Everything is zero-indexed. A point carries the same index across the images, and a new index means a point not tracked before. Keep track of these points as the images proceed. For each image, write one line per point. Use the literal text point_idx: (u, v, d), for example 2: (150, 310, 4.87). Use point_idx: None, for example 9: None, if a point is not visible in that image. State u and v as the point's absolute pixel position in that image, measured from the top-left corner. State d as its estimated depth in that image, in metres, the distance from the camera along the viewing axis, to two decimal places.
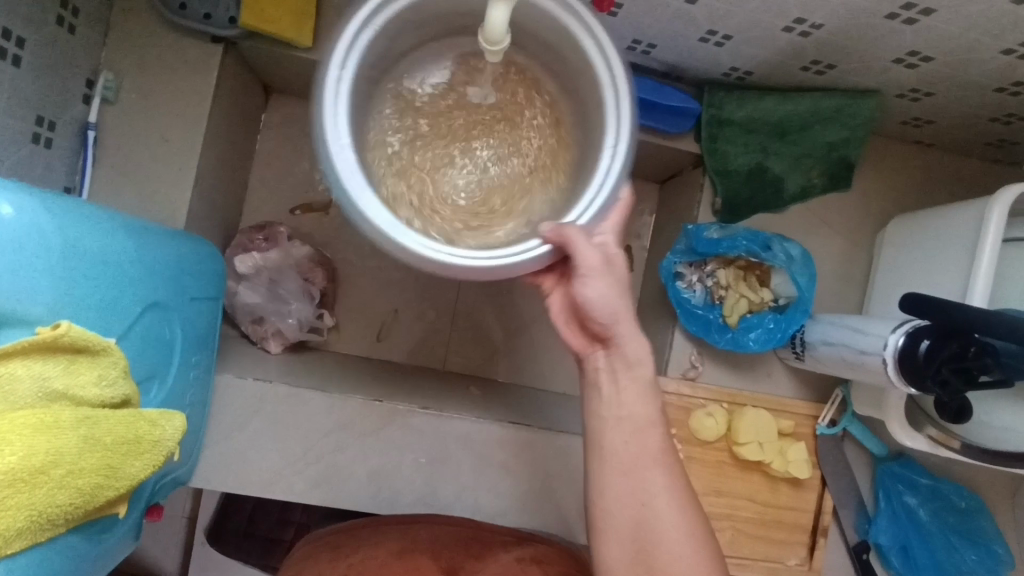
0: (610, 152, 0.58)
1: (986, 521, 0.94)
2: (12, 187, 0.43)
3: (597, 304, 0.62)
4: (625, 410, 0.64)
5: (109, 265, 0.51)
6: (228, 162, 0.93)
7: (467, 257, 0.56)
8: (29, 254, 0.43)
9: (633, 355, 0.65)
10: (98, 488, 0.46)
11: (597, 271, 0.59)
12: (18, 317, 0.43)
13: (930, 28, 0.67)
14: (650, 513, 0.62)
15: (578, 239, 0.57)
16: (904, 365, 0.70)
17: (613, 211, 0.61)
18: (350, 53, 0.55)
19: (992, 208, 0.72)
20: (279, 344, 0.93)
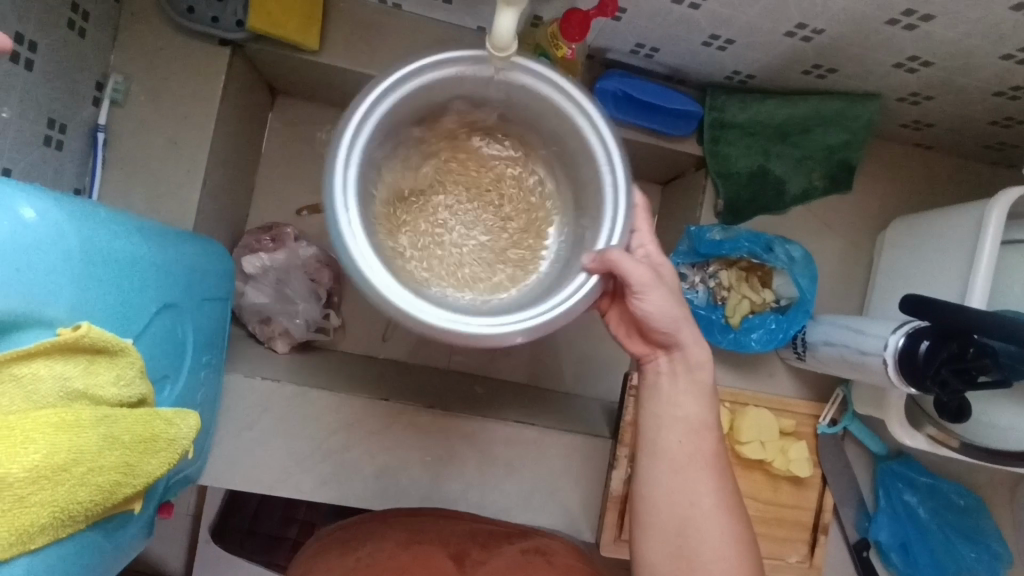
0: (611, 186, 0.61)
1: (984, 519, 0.95)
2: (32, 191, 0.44)
3: (655, 316, 0.64)
4: (681, 411, 0.66)
5: (124, 267, 0.52)
6: (235, 163, 0.94)
7: (503, 327, 0.57)
8: (48, 255, 0.44)
9: (694, 358, 0.66)
10: (117, 485, 0.47)
11: (652, 286, 0.61)
12: (38, 318, 0.44)
13: (930, 34, 0.68)
14: (697, 512, 0.64)
15: (622, 260, 0.59)
16: (904, 365, 0.71)
17: (642, 218, 0.65)
18: (350, 146, 0.56)
19: (990, 210, 0.73)
20: (286, 344, 0.94)
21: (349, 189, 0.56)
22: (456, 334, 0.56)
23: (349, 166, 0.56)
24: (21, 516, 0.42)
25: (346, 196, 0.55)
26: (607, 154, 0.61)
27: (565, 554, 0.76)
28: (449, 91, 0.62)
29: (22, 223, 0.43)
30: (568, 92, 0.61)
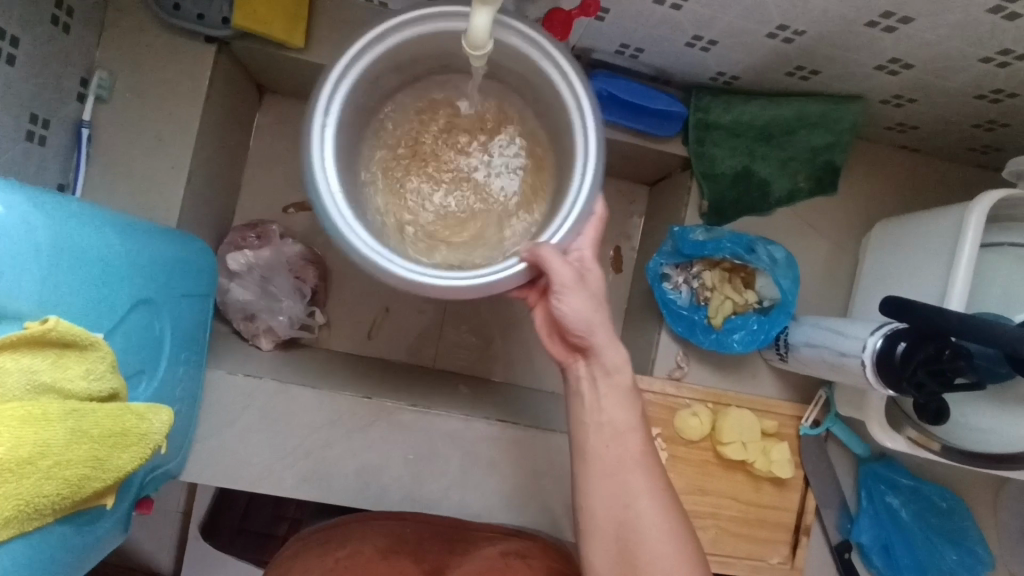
0: (582, 171, 0.60)
1: (966, 522, 0.95)
2: (1, 183, 0.44)
3: (572, 318, 0.63)
4: (604, 417, 0.65)
5: (96, 262, 0.52)
6: (221, 161, 0.94)
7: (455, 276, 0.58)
8: (17, 249, 0.44)
9: (612, 363, 0.65)
10: (84, 479, 0.48)
11: (573, 288, 0.60)
12: (5, 311, 0.44)
13: (910, 36, 0.68)
14: (634, 514, 0.63)
15: (552, 258, 0.58)
16: (882, 367, 0.71)
17: (590, 225, 0.63)
18: (338, 81, 0.58)
19: (970, 214, 0.73)
20: (270, 340, 0.94)
21: (326, 136, 0.58)
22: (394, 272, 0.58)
23: (327, 116, 0.58)
24: None
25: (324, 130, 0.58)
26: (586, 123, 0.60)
27: (541, 553, 0.76)
28: (445, 47, 0.64)
29: None
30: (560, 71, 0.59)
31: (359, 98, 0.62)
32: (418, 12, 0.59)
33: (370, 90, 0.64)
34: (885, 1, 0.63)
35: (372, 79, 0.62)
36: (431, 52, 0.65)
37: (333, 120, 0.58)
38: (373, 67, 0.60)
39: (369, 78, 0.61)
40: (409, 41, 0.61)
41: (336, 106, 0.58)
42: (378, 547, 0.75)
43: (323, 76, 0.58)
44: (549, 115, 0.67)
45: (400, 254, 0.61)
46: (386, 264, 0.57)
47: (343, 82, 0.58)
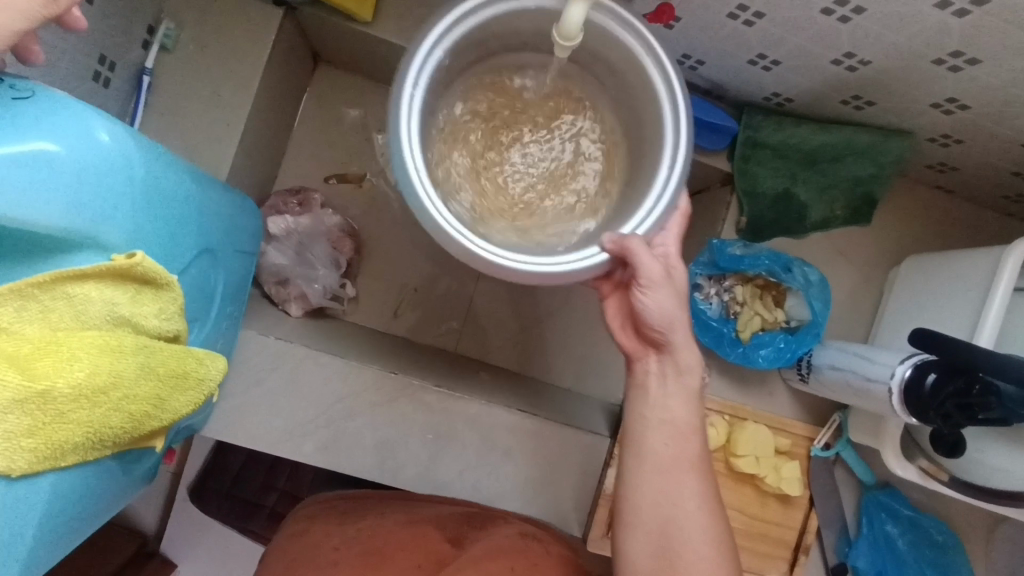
0: (671, 164, 0.62)
1: (960, 557, 0.98)
2: (104, 115, 0.45)
3: (655, 313, 0.65)
4: (668, 413, 0.67)
5: (174, 206, 0.53)
6: (272, 124, 0.94)
7: (543, 267, 0.61)
8: (113, 181, 0.45)
9: (684, 363, 0.68)
10: (147, 417, 0.48)
11: (658, 283, 0.63)
12: (96, 241, 0.44)
13: (972, 77, 0.70)
14: (681, 513, 0.64)
15: (640, 251, 0.61)
16: (909, 396, 0.73)
17: (676, 219, 0.66)
18: (428, 53, 0.59)
19: (1007, 258, 0.76)
20: (300, 308, 0.94)
21: (415, 105, 0.59)
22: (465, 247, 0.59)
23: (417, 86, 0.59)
24: (59, 432, 0.42)
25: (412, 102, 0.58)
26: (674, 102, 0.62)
27: (555, 540, 0.77)
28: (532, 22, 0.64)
29: (95, 145, 0.44)
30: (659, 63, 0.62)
31: (441, 69, 0.63)
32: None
33: (449, 69, 0.65)
34: (956, 41, 0.65)
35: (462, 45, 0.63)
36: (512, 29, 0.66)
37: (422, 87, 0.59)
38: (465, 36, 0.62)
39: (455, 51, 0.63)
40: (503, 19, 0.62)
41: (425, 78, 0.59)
42: (399, 520, 0.75)
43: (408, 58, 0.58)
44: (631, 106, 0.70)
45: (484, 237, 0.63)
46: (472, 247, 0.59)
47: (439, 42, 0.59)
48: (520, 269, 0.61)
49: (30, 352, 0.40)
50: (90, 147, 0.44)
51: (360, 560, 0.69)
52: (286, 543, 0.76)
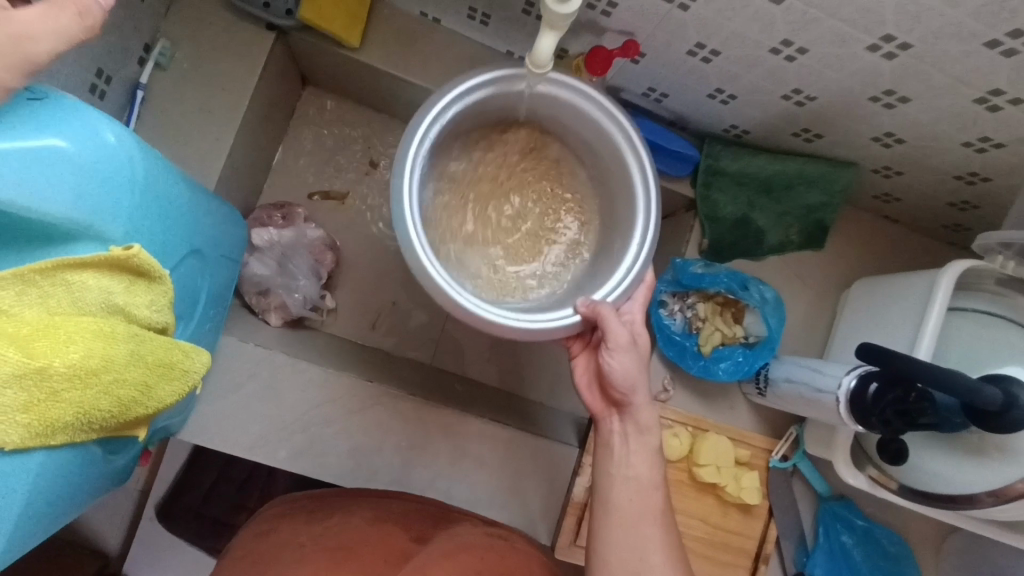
0: (638, 247, 0.71)
1: (911, 568, 1.02)
2: (114, 120, 0.49)
3: (619, 376, 0.72)
4: (632, 471, 0.72)
5: (167, 205, 0.56)
6: (259, 141, 0.98)
7: (506, 320, 0.67)
8: (117, 181, 0.49)
9: (644, 422, 0.74)
10: (133, 403, 0.51)
11: (623, 349, 0.70)
12: (96, 233, 0.48)
13: (905, 114, 0.78)
14: (648, 565, 0.67)
15: (610, 317, 0.68)
16: (855, 405, 0.79)
17: (641, 292, 0.75)
18: (434, 120, 0.67)
19: (941, 278, 0.83)
20: (279, 317, 0.97)
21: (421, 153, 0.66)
22: (437, 283, 0.65)
23: (428, 134, 0.67)
24: (51, 409, 0.45)
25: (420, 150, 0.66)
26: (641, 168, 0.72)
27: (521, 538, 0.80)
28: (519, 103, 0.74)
29: (104, 145, 0.48)
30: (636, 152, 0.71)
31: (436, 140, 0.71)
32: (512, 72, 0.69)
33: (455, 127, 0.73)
34: (888, 81, 0.73)
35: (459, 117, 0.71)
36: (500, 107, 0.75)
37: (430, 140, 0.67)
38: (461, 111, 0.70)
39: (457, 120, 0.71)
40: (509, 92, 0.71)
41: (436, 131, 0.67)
42: (365, 518, 0.77)
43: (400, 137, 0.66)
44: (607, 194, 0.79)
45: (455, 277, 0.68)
46: (456, 296, 0.65)
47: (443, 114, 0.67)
48: (505, 324, 0.66)
49: (29, 333, 0.43)
50: (93, 144, 0.47)
51: (332, 555, 0.71)
52: (252, 543, 0.77)
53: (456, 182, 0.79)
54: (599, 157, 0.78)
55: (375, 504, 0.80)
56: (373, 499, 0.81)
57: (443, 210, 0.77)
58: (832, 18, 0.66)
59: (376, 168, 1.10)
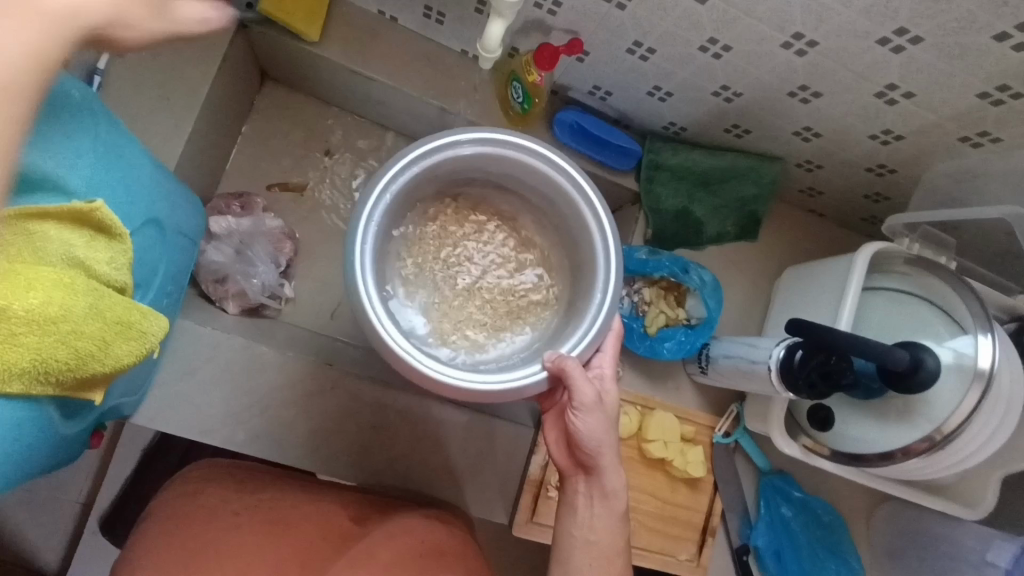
0: (600, 295, 0.72)
1: (844, 536, 1.11)
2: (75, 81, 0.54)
3: (585, 436, 0.71)
4: (594, 536, 0.72)
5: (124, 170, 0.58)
6: (218, 132, 1.00)
7: (462, 380, 0.67)
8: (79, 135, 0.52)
9: (610, 487, 0.73)
10: (90, 358, 0.51)
11: (589, 409, 0.69)
12: (59, 184, 0.51)
13: (820, 109, 0.86)
14: None
15: (576, 374, 0.67)
16: (784, 373, 0.85)
17: (609, 341, 0.74)
18: (390, 182, 0.69)
19: (856, 258, 0.91)
20: (237, 305, 0.98)
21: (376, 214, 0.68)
22: (389, 347, 0.66)
23: (384, 197, 0.69)
24: (7, 353, 0.46)
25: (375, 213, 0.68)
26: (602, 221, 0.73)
27: (458, 520, 0.84)
28: (485, 163, 0.76)
29: (67, 102, 0.52)
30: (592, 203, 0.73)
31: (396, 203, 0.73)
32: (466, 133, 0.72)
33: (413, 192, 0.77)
34: (802, 77, 0.81)
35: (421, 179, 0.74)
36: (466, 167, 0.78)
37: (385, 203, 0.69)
38: (422, 172, 0.73)
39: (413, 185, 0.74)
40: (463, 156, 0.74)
41: (390, 194, 0.70)
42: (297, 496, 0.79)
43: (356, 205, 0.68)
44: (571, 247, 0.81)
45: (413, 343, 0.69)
46: (411, 360, 0.66)
47: (398, 177, 0.70)
48: (470, 389, 0.67)
49: None
50: (58, 99, 0.51)
51: (261, 533, 0.73)
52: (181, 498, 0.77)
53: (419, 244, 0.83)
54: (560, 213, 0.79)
55: (310, 484, 0.82)
56: (308, 480, 0.84)
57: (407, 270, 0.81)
58: (749, 16, 0.73)
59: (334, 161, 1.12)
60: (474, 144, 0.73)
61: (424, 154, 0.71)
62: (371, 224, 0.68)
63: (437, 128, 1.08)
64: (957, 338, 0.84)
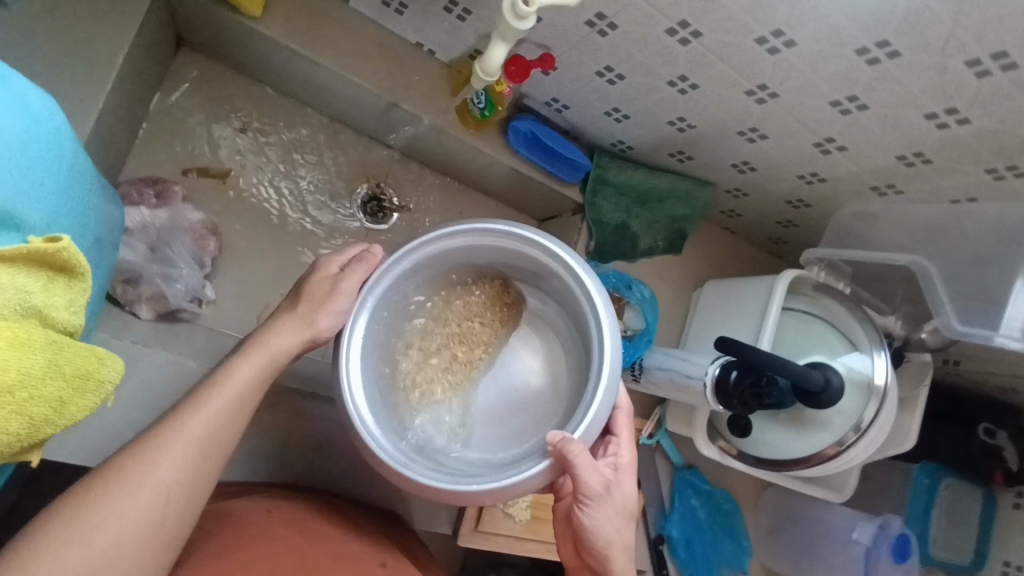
0: (597, 370, 0.68)
1: (739, 521, 1.26)
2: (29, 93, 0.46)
3: (596, 531, 0.67)
4: None
5: (69, 189, 0.53)
6: (128, 106, 0.85)
7: (456, 485, 0.65)
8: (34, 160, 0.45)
9: None
10: (44, 422, 0.44)
11: (599, 499, 0.66)
12: (14, 220, 0.44)
13: (763, 149, 0.93)
14: None
15: (582, 461, 0.63)
16: (718, 391, 0.95)
17: (623, 427, 0.72)
18: (373, 285, 0.71)
19: (777, 284, 1.01)
20: (151, 310, 0.86)
21: (358, 318, 0.70)
22: (376, 453, 0.66)
23: (369, 301, 0.70)
24: None
25: (356, 318, 0.69)
26: (587, 290, 0.71)
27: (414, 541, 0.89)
28: (475, 255, 0.77)
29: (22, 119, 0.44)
30: (580, 279, 0.71)
31: (388, 303, 0.74)
32: (445, 228, 0.73)
33: (408, 291, 0.77)
34: (755, 120, 0.86)
35: (405, 282, 0.75)
36: (454, 264, 0.78)
37: (366, 307, 0.70)
38: (410, 271, 0.74)
39: (399, 284, 0.74)
40: (447, 250, 0.75)
41: (373, 297, 0.71)
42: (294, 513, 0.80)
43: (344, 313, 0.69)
44: (575, 323, 0.76)
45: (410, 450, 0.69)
46: (403, 469, 0.66)
47: (375, 283, 0.71)
48: (457, 488, 0.64)
49: None
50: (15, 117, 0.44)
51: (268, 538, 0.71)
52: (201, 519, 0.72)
53: (428, 339, 0.79)
54: (556, 287, 0.77)
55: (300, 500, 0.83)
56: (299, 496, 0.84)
57: (419, 371, 0.77)
58: (724, 64, 0.76)
59: (260, 148, 1.01)
60: (454, 237, 0.74)
61: (407, 256, 0.72)
62: (353, 336, 0.69)
63: (383, 121, 1.01)
64: (848, 354, 1.01)
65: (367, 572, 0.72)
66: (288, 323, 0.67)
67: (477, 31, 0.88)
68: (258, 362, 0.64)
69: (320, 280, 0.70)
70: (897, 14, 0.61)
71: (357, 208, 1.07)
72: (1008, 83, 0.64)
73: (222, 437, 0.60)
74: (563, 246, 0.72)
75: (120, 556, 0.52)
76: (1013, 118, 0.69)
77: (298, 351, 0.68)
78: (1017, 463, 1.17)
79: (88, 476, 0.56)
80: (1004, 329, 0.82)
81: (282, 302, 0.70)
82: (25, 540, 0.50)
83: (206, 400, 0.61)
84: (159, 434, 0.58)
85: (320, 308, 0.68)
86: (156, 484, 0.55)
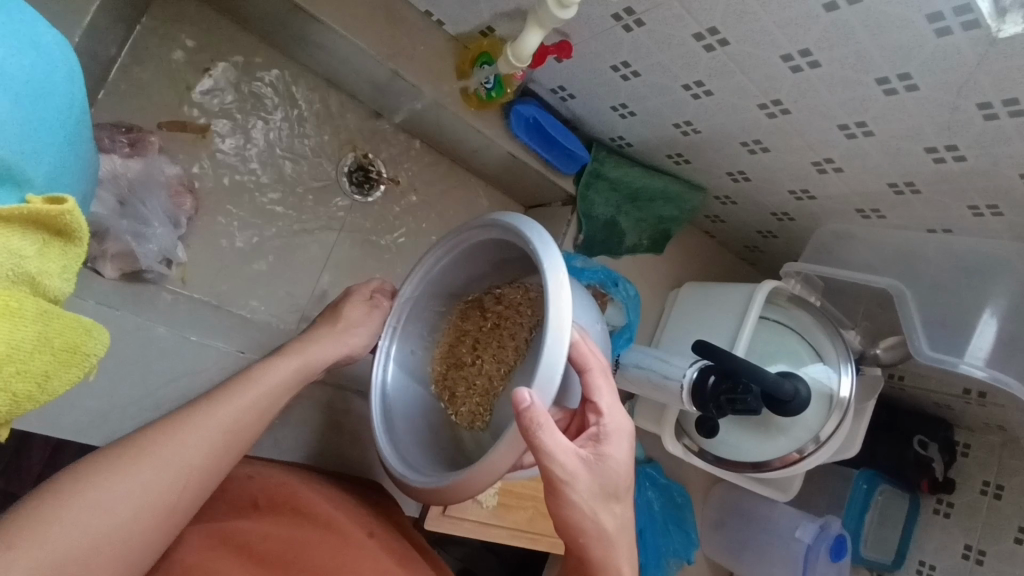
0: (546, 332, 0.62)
1: (689, 513, 1.30)
2: (45, 47, 0.44)
3: (574, 509, 0.64)
4: None
5: (79, 149, 0.49)
6: (106, 43, 0.77)
7: (428, 480, 0.67)
8: (41, 118, 0.43)
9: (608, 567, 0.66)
10: (25, 398, 0.40)
11: (575, 474, 0.63)
12: (13, 177, 0.41)
13: (760, 161, 0.94)
14: None
15: (542, 426, 0.59)
16: (696, 392, 0.96)
17: (605, 396, 0.69)
18: (395, 311, 0.79)
19: (757, 292, 1.03)
20: (115, 268, 0.80)
21: (381, 340, 0.79)
22: (386, 458, 0.72)
23: (389, 324, 0.79)
24: None
25: (380, 340, 0.78)
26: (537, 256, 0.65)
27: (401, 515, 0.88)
28: (486, 264, 0.80)
29: (33, 73, 0.42)
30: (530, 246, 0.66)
31: (419, 325, 0.82)
32: (437, 246, 0.77)
33: (441, 310, 0.83)
34: (760, 133, 0.87)
35: (422, 308, 0.81)
36: (471, 282, 0.82)
37: (390, 332, 0.79)
38: (430, 293, 0.80)
39: (423, 305, 0.80)
40: (450, 265, 0.78)
41: (394, 320, 0.79)
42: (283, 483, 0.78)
43: (373, 333, 0.79)
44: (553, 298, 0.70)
45: (421, 457, 0.73)
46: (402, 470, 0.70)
47: (390, 316, 0.80)
48: (438, 483, 0.65)
49: None
50: (29, 71, 0.42)
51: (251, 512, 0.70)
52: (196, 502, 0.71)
53: (472, 352, 0.82)
54: None
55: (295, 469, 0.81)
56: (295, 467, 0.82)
57: (470, 383, 0.81)
58: (743, 75, 0.77)
59: (244, 104, 0.94)
60: (447, 250, 0.77)
61: (417, 280, 0.79)
62: (384, 356, 0.78)
63: (381, 90, 0.96)
64: (814, 364, 1.04)
65: (357, 543, 0.71)
66: (335, 333, 0.76)
67: (495, 9, 0.84)
68: (298, 363, 0.70)
69: (356, 303, 0.80)
70: (922, 51, 0.63)
71: (343, 176, 1.02)
72: (1010, 128, 0.67)
73: (245, 430, 0.62)
74: (515, 218, 0.69)
75: (136, 527, 0.52)
76: (1006, 162, 0.72)
77: (334, 361, 0.76)
78: (942, 473, 1.23)
79: (111, 445, 0.56)
80: (970, 357, 0.88)
81: (318, 319, 0.80)
82: (44, 498, 0.49)
83: (243, 388, 0.64)
84: (188, 416, 0.59)
85: (356, 326, 0.78)
86: (181, 464, 0.56)
